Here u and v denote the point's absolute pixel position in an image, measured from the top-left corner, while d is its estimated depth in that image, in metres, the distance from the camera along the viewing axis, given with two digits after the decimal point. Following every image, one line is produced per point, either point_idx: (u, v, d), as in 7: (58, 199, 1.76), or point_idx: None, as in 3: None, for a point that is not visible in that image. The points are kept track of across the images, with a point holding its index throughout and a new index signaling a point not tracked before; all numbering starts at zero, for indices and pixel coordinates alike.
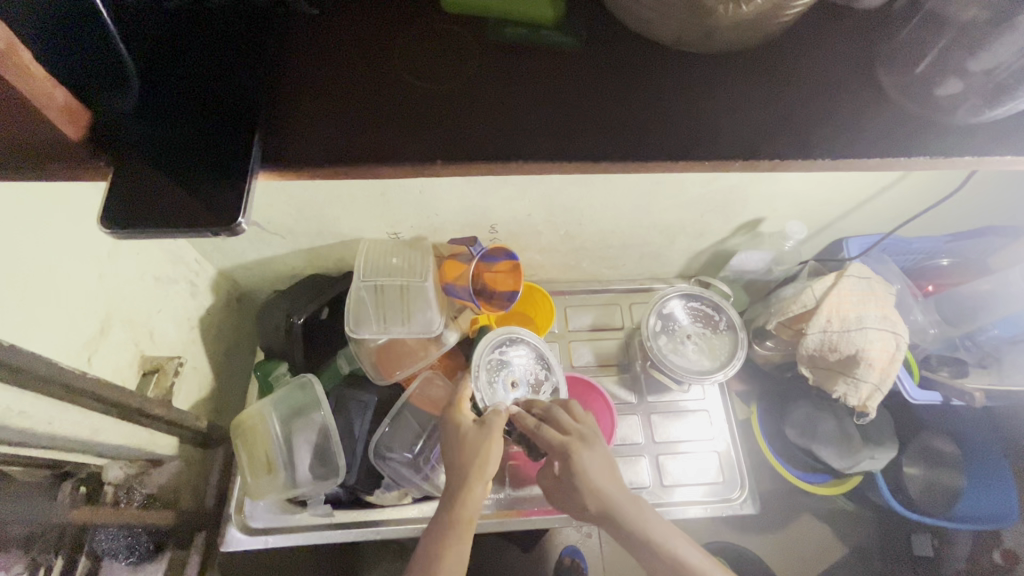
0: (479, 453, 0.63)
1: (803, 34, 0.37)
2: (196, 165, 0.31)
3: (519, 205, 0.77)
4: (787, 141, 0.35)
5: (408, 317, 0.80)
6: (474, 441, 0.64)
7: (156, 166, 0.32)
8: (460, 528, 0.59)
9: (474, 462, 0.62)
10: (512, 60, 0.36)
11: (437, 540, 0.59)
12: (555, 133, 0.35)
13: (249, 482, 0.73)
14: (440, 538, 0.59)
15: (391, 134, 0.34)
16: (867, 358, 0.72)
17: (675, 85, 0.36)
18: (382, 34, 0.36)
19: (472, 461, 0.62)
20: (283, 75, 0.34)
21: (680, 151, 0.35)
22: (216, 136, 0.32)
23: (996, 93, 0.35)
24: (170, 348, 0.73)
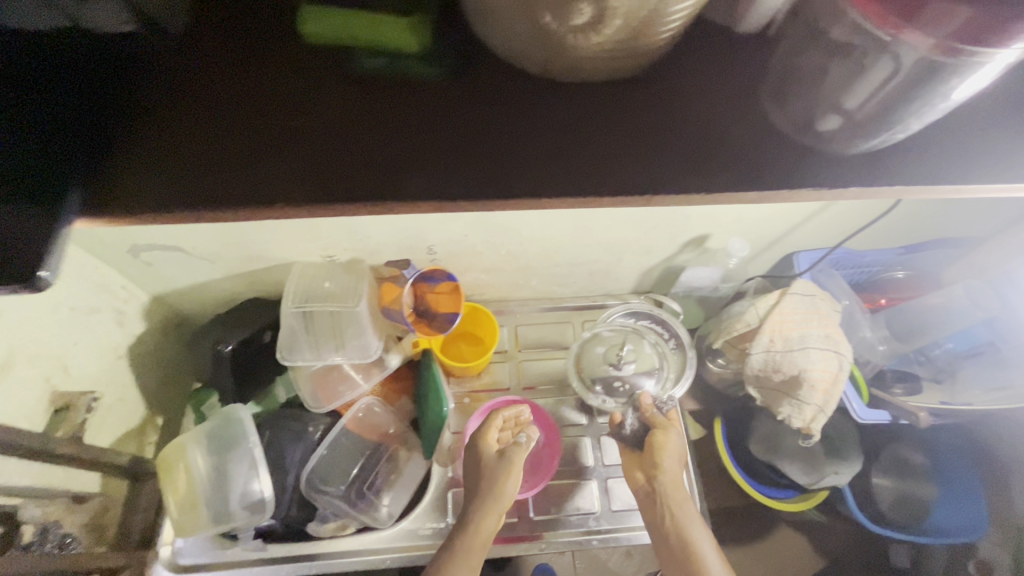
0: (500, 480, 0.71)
1: (681, 59, 0.36)
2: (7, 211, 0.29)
3: (454, 227, 0.75)
4: (661, 173, 0.33)
5: (342, 342, 0.77)
6: (493, 471, 0.72)
7: None
8: (472, 551, 0.67)
9: (492, 491, 0.71)
10: (375, 90, 0.34)
11: (449, 557, 0.68)
12: (413, 170, 0.33)
13: (174, 520, 0.71)
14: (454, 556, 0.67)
15: (236, 176, 0.32)
16: (809, 379, 0.70)
17: (546, 114, 0.34)
18: (234, 69, 0.34)
19: (491, 491, 0.71)
20: (124, 116, 0.33)
21: (545, 188, 0.33)
22: (35, 181, 0.30)
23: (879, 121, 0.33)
24: (90, 380, 0.70)
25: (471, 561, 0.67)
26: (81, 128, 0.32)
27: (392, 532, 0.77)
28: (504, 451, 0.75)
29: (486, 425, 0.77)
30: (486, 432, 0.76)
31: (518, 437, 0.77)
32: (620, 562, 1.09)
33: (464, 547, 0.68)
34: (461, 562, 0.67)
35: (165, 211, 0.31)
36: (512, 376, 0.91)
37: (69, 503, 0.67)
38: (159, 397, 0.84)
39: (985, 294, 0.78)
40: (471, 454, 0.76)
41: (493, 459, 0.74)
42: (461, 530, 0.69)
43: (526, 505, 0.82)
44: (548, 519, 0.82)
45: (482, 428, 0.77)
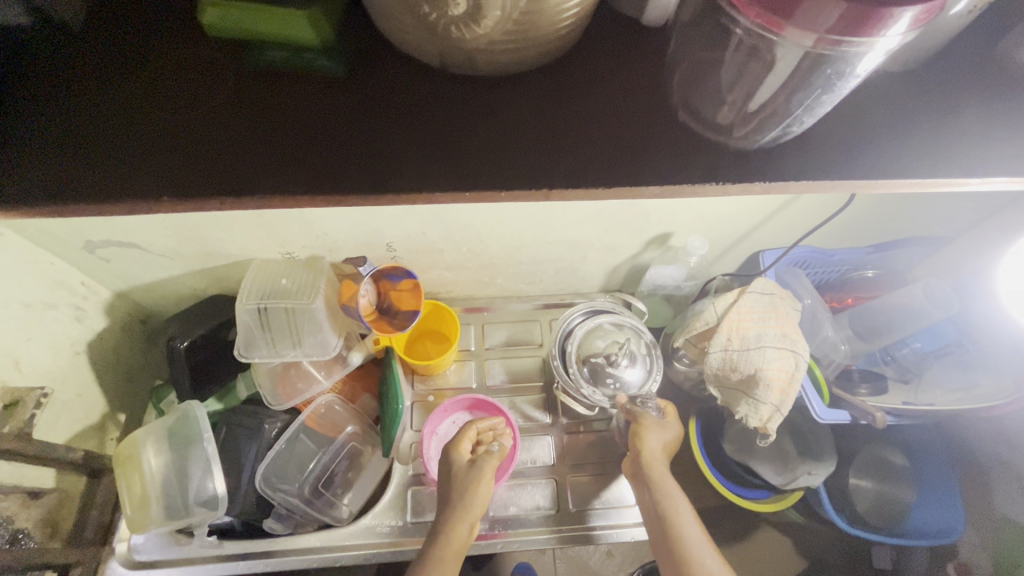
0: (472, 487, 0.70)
1: (586, 54, 0.36)
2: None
3: (410, 224, 0.74)
4: (555, 167, 0.33)
5: (299, 339, 0.77)
6: (464, 478, 0.71)
7: None
8: (446, 561, 0.65)
9: (465, 497, 0.70)
10: (277, 88, 0.35)
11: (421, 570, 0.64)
12: (306, 165, 0.33)
13: (127, 516, 0.71)
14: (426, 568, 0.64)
15: (129, 171, 0.33)
16: (765, 378, 0.69)
17: (444, 111, 0.35)
18: (136, 66, 0.35)
19: (463, 497, 0.69)
20: (22, 111, 0.33)
21: (436, 181, 0.33)
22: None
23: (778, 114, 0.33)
24: (45, 376, 0.70)
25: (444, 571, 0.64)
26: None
27: (350, 529, 0.76)
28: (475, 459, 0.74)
29: (459, 436, 0.77)
30: (457, 441, 0.75)
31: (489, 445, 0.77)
32: (599, 562, 1.08)
33: (436, 557, 0.65)
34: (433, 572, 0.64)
35: (52, 204, 0.31)
36: (477, 375, 0.91)
37: (23, 499, 0.67)
38: (121, 394, 0.84)
39: (944, 292, 0.76)
40: (445, 465, 0.75)
41: (465, 468, 0.73)
42: (433, 541, 0.67)
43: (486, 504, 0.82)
44: (509, 518, 0.82)
45: (455, 438, 0.76)
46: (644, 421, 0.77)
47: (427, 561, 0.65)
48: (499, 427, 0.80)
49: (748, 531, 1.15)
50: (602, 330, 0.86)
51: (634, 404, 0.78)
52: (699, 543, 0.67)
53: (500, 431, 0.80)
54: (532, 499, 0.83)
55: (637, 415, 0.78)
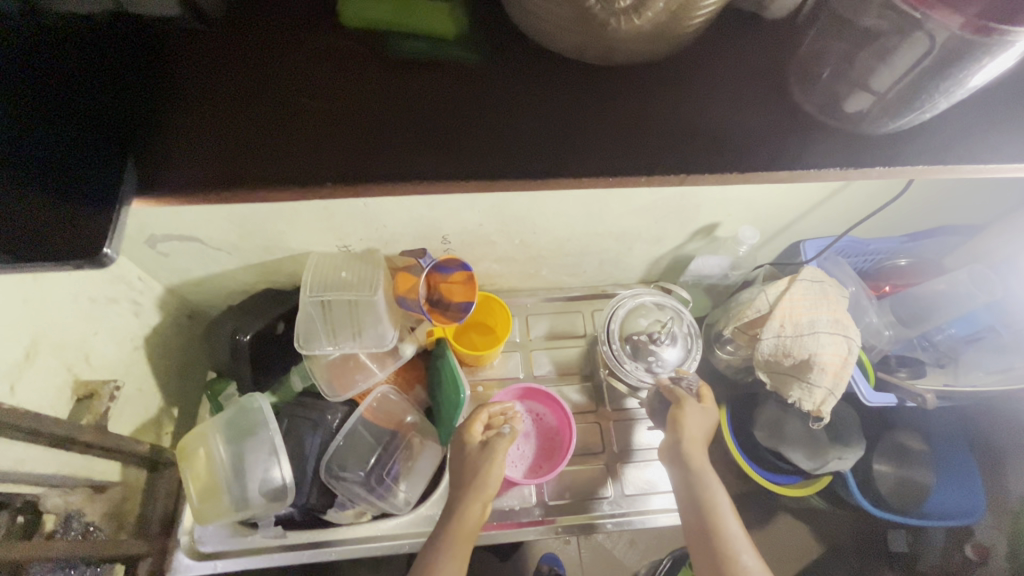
0: (484, 470, 0.71)
1: (714, 43, 0.37)
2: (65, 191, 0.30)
3: (469, 217, 0.76)
4: (692, 156, 0.34)
5: (359, 331, 0.78)
6: (474, 461, 0.72)
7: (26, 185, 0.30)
8: (458, 542, 0.66)
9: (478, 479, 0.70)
10: (415, 75, 0.35)
11: (432, 550, 0.66)
12: (456, 153, 0.34)
13: (195, 507, 0.71)
14: (439, 549, 0.66)
15: (280, 157, 0.33)
16: (819, 363, 0.71)
17: (582, 101, 0.36)
18: (278, 55, 0.35)
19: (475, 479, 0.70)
20: (170, 99, 0.33)
21: (582, 168, 0.34)
22: (82, 163, 0.31)
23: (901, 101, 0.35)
24: (109, 370, 0.71)
25: (455, 551, 0.66)
26: (125, 111, 0.33)
27: (410, 518, 0.78)
28: (488, 440, 0.75)
29: (469, 419, 0.77)
30: (469, 423, 0.75)
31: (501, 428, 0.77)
32: (630, 548, 1.10)
33: (448, 538, 0.67)
34: (449, 553, 0.65)
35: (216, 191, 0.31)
36: (523, 365, 0.93)
37: (89, 492, 0.68)
38: (175, 388, 0.84)
39: (988, 278, 0.78)
40: (455, 449, 0.76)
41: (475, 452, 0.74)
42: (445, 522, 0.68)
43: (540, 491, 0.84)
44: (560, 504, 0.84)
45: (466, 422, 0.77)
46: (685, 405, 0.77)
47: (439, 543, 0.67)
48: (509, 410, 0.80)
49: (772, 515, 1.18)
50: (645, 309, 0.88)
51: (676, 385, 0.80)
52: (740, 540, 0.68)
53: (511, 415, 0.80)
54: (581, 485, 0.85)
55: (677, 398, 0.78)
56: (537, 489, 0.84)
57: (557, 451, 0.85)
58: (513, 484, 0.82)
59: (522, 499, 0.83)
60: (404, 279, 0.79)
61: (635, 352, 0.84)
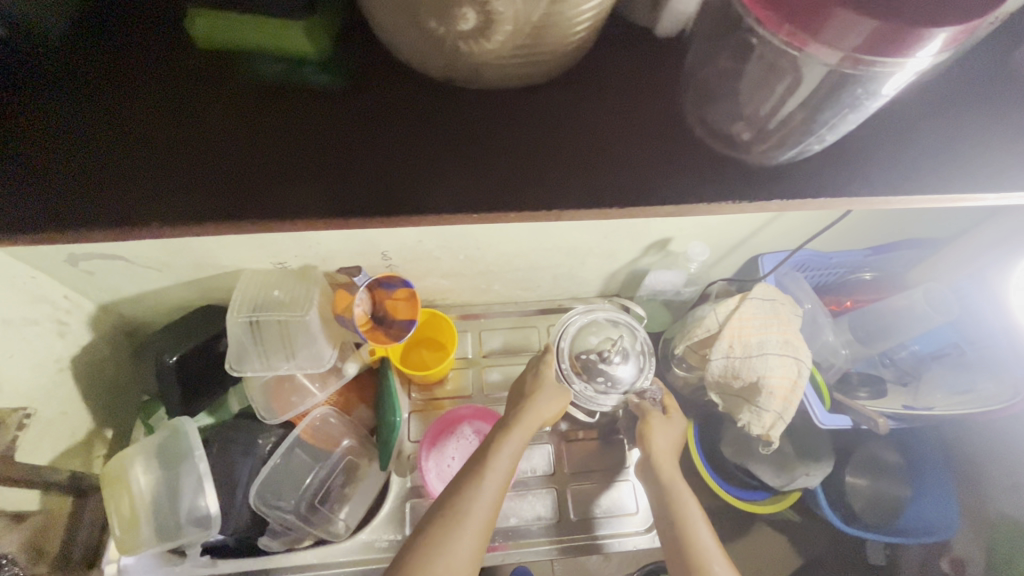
0: (552, 395, 0.75)
1: (586, 68, 0.37)
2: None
3: (406, 234, 0.73)
4: (559, 187, 0.34)
5: (292, 352, 0.74)
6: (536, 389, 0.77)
7: None
8: (517, 445, 0.68)
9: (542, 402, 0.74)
10: (277, 104, 0.35)
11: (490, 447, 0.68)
12: (313, 185, 0.34)
13: (117, 537, 0.69)
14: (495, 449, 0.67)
15: (139, 196, 0.33)
16: (767, 386, 0.69)
17: (444, 128, 0.35)
18: (142, 91, 0.36)
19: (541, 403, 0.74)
20: (34, 141, 0.34)
21: (440, 199, 0.33)
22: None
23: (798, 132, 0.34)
24: (27, 395, 0.68)
25: (511, 453, 0.67)
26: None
27: (348, 545, 0.75)
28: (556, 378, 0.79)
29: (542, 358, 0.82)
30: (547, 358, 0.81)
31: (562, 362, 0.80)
32: None
33: (506, 441, 0.68)
34: (506, 454, 0.67)
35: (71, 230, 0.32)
36: (476, 383, 0.90)
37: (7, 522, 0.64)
38: (107, 409, 0.81)
39: (945, 298, 0.77)
40: (518, 385, 0.80)
41: (538, 383, 0.78)
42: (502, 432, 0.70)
43: None
44: (509, 529, 0.81)
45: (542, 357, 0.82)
46: (651, 416, 0.78)
47: (495, 444, 0.68)
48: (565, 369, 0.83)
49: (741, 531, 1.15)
50: (596, 325, 0.85)
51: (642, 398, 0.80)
52: (714, 552, 0.65)
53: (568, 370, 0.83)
54: (531, 508, 0.82)
55: (646, 411, 0.80)
56: None
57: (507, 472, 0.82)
58: None
59: None
60: (341, 296, 0.76)
61: (584, 370, 0.81)
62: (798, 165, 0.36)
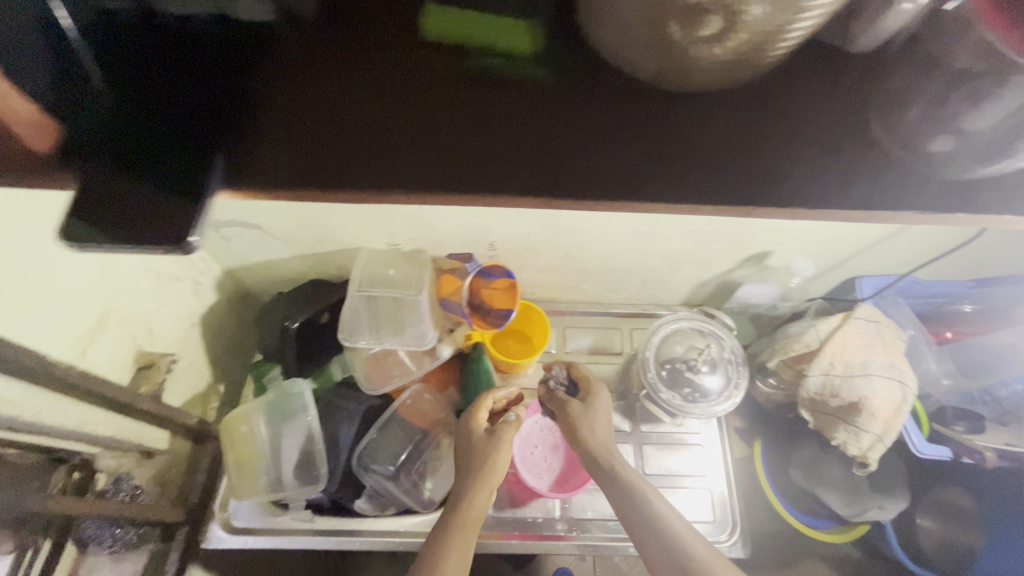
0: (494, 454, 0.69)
1: (797, 74, 0.37)
2: (146, 196, 0.30)
3: (518, 226, 0.76)
4: (760, 186, 0.35)
5: (401, 328, 0.80)
6: (480, 448, 0.70)
7: (122, 180, 0.31)
8: (470, 525, 0.62)
9: (484, 464, 0.68)
10: (494, 89, 0.36)
11: (445, 533, 0.62)
12: (532, 169, 0.34)
13: (234, 481, 0.75)
14: (447, 538, 0.61)
15: (359, 167, 0.33)
16: (870, 408, 0.69)
17: (648, 124, 0.36)
18: (366, 62, 0.35)
19: (481, 468, 0.67)
20: (255, 100, 0.34)
21: (646, 195, 0.34)
22: (167, 165, 0.31)
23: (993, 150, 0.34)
24: (168, 344, 0.75)
25: (464, 540, 0.61)
26: (201, 107, 0.33)
27: (433, 517, 0.79)
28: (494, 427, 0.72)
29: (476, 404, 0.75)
30: (476, 408, 0.73)
31: (648, 376, 0.82)
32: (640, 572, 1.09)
33: (455, 526, 0.62)
34: (458, 543, 0.61)
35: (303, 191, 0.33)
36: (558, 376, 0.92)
37: (138, 457, 0.72)
38: (222, 366, 0.88)
39: None
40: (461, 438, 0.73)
41: (471, 440, 0.71)
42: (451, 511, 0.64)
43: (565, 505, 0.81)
44: (585, 521, 0.80)
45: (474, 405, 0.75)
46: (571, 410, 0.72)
47: (445, 530, 0.62)
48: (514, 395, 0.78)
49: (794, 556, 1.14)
50: (681, 334, 0.86)
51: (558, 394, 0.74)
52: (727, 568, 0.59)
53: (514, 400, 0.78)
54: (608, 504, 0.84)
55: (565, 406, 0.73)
56: (562, 503, 0.81)
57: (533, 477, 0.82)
58: (538, 493, 0.81)
59: (546, 511, 0.81)
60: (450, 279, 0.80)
61: (666, 376, 0.83)
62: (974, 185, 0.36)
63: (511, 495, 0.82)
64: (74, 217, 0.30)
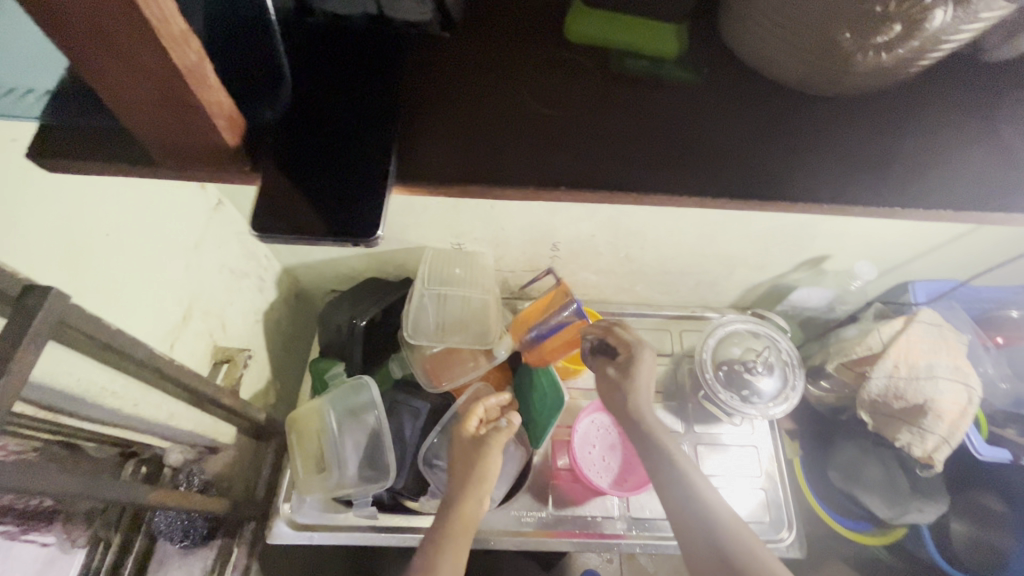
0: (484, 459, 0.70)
1: (921, 84, 0.38)
2: (327, 187, 0.31)
3: (584, 227, 0.77)
4: (906, 187, 0.35)
5: (466, 327, 0.82)
6: (472, 454, 0.71)
7: (305, 178, 0.32)
8: (464, 528, 0.64)
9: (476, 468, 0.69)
10: (640, 92, 0.37)
11: (435, 537, 0.63)
12: (687, 164, 0.35)
13: (300, 476, 0.76)
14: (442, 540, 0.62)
15: (522, 161, 0.34)
16: (936, 409, 0.70)
17: (791, 126, 0.37)
18: (518, 65, 0.36)
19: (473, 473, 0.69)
20: (417, 101, 0.35)
21: (799, 192, 0.35)
22: (344, 157, 0.32)
23: None
24: (238, 339, 0.75)
25: (458, 543, 0.62)
26: (368, 103, 0.34)
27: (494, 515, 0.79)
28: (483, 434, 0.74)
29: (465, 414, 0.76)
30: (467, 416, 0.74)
31: (705, 377, 0.83)
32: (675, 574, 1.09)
33: (448, 529, 0.64)
34: (452, 545, 0.62)
35: (471, 183, 0.33)
36: None
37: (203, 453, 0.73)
38: (279, 363, 0.88)
39: None
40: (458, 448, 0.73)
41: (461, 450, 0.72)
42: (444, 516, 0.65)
43: (624, 504, 0.81)
44: (644, 520, 0.81)
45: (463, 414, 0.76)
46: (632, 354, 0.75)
47: (438, 534, 0.63)
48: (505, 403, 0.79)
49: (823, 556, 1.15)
50: (738, 336, 0.87)
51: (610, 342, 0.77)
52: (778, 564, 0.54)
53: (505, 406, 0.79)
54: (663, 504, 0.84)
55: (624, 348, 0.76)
56: (620, 502, 0.82)
57: (590, 477, 0.80)
58: (597, 492, 0.81)
59: (604, 510, 0.81)
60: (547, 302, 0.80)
61: (723, 376, 0.84)
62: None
63: (568, 494, 0.82)
64: (269, 215, 0.30)
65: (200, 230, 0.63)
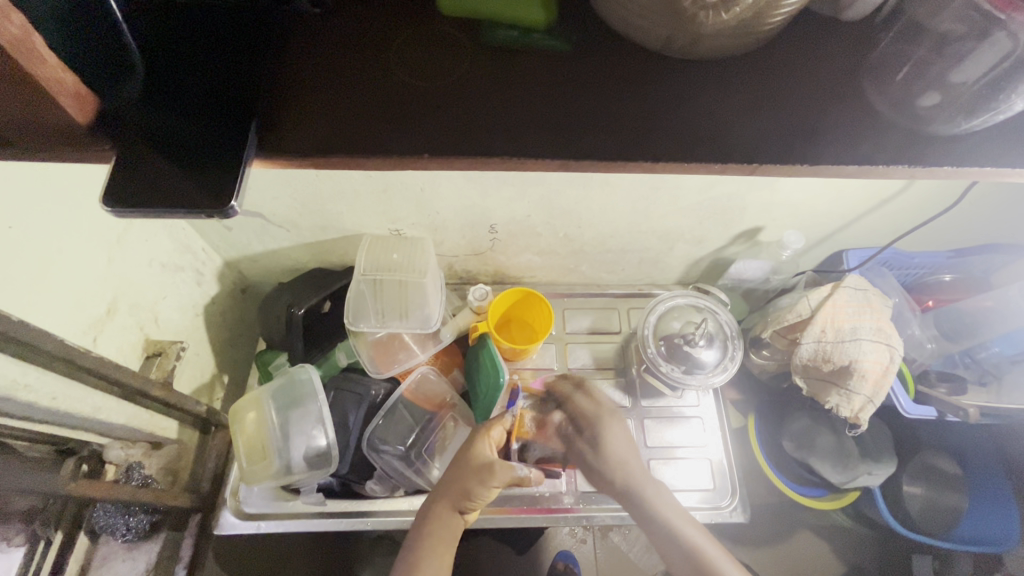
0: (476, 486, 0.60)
1: (782, 46, 0.40)
2: (185, 165, 0.33)
3: (517, 208, 0.77)
4: (766, 145, 0.36)
5: (406, 312, 0.83)
6: (468, 464, 0.62)
7: (166, 156, 0.33)
8: (449, 537, 0.59)
9: (466, 485, 0.60)
10: (511, 59, 0.38)
11: (421, 543, 0.59)
12: (549, 128, 0.36)
13: (245, 468, 0.76)
14: (422, 547, 0.58)
15: (382, 131, 0.35)
16: (860, 369, 0.72)
17: (661, 87, 0.38)
18: (390, 38, 0.37)
19: (462, 488, 0.60)
20: (282, 75, 0.36)
21: (662, 151, 0.36)
22: (206, 135, 0.33)
23: (977, 103, 0.37)
24: (173, 332, 0.75)
25: (434, 553, 0.58)
26: (232, 82, 0.35)
27: None
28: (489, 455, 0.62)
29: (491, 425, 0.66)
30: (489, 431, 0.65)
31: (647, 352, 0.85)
32: (642, 552, 1.09)
33: (431, 531, 0.59)
34: (432, 554, 0.58)
35: (333, 156, 0.34)
36: (560, 358, 0.94)
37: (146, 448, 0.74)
38: (226, 357, 0.88)
39: None
40: (452, 483, 0.61)
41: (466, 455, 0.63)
42: (427, 517, 0.60)
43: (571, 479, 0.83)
44: (590, 493, 0.82)
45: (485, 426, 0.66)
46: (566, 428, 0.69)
47: (419, 535, 0.59)
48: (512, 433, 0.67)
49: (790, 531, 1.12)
50: (678, 310, 0.89)
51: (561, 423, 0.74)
52: None
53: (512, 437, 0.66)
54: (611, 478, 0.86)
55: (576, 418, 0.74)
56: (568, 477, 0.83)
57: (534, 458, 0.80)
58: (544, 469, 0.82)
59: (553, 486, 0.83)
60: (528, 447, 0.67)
61: (660, 350, 0.86)
62: (959, 141, 0.38)
63: None
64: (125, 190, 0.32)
65: (120, 223, 0.62)
